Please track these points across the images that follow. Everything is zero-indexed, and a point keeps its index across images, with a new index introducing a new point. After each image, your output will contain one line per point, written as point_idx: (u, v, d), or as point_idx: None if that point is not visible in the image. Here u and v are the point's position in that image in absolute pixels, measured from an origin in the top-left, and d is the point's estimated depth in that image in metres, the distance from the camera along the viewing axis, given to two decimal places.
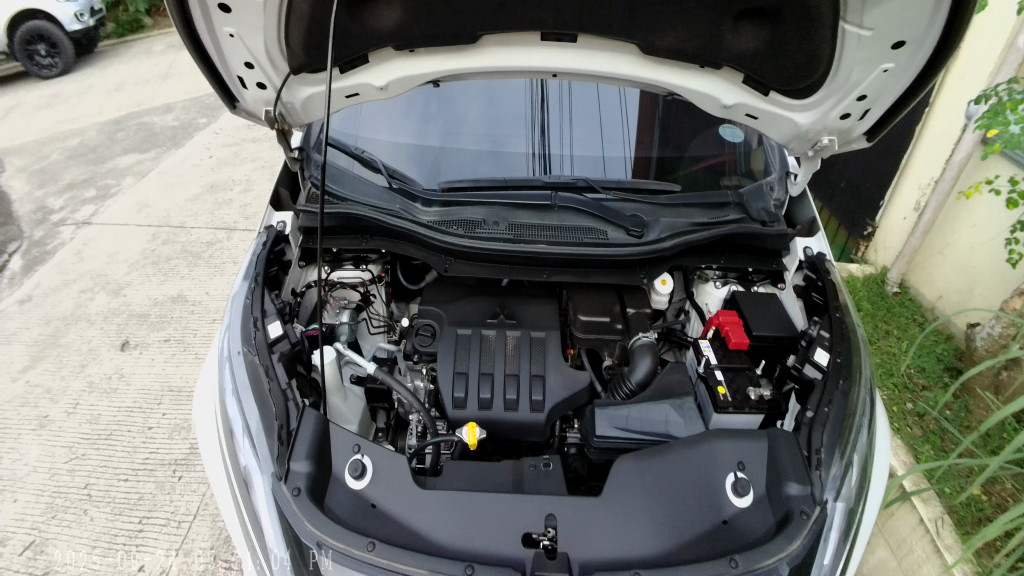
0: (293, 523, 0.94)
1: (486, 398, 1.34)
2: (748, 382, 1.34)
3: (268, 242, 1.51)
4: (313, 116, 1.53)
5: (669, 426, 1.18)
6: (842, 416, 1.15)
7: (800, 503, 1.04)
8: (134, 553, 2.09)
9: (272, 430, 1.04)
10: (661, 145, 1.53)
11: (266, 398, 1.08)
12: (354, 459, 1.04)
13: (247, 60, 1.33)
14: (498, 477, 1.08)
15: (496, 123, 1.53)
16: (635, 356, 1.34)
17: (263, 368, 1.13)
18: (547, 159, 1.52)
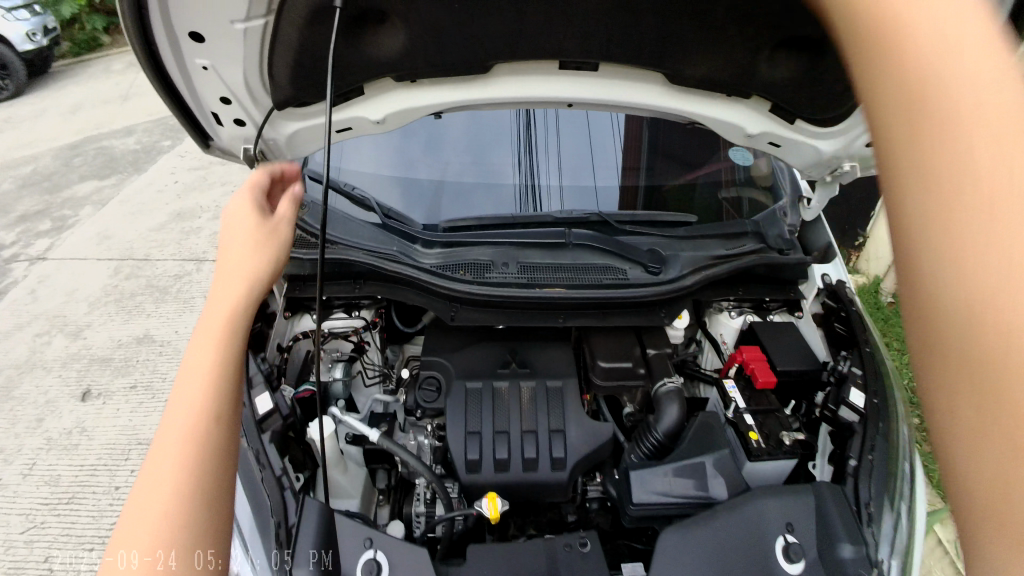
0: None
1: (502, 458, 1.22)
2: (778, 426, 1.23)
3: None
4: (299, 151, 1.39)
5: (710, 487, 1.07)
6: (887, 463, 1.06)
7: (857, 567, 0.93)
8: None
9: (268, 532, 0.94)
10: (664, 173, 1.49)
11: (260, 492, 0.98)
12: (367, 557, 0.91)
13: (223, 95, 1.20)
14: (529, 563, 0.96)
15: (480, 151, 1.45)
16: (660, 403, 1.24)
17: (253, 453, 1.03)
18: (535, 190, 1.46)
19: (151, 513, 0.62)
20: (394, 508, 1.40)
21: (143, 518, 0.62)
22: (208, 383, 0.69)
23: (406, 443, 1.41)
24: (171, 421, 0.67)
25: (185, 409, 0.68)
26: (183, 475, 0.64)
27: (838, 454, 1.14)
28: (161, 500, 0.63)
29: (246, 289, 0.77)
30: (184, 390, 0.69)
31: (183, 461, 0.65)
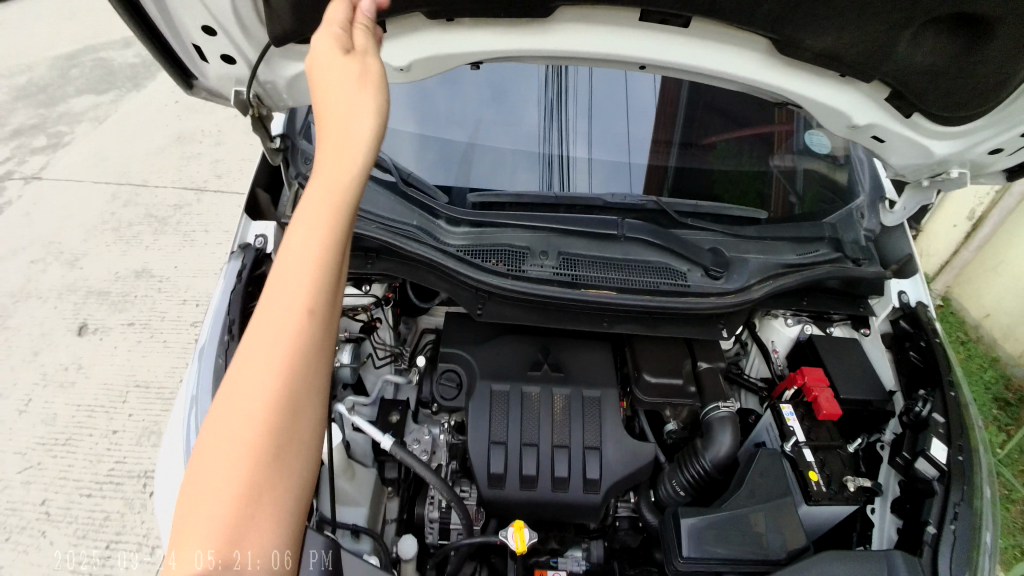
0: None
1: (530, 474, 1.04)
2: (842, 466, 1.03)
3: (243, 277, 1.31)
4: (301, 99, 1.15)
5: (766, 543, 0.91)
6: (971, 533, 0.94)
7: None
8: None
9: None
10: (716, 155, 1.30)
11: None
12: None
13: (205, 23, 0.96)
14: None
15: (501, 108, 1.26)
16: (712, 428, 1.05)
17: None
18: (568, 162, 1.26)
19: (199, 506, 0.48)
20: (406, 501, 1.21)
21: (191, 507, 0.48)
22: (277, 341, 0.52)
23: (419, 438, 1.25)
24: (237, 380, 0.51)
25: (256, 368, 0.51)
26: (246, 457, 0.49)
27: (910, 509, 1.03)
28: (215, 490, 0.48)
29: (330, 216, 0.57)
30: (254, 343, 0.52)
31: (247, 440, 0.50)
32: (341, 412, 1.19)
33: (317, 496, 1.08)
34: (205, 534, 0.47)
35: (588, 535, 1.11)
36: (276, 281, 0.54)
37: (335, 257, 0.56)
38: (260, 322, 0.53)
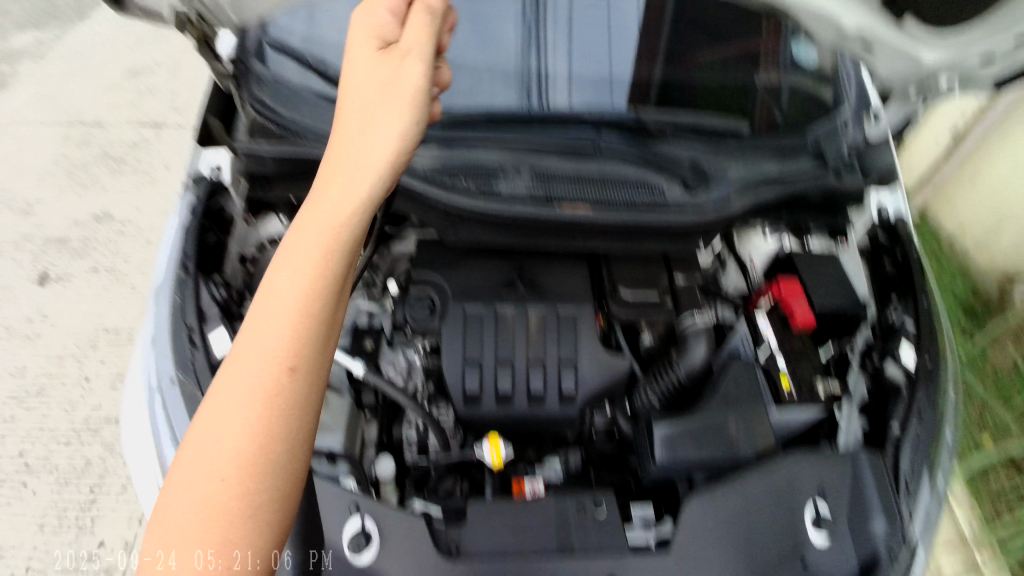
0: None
1: (505, 390, 1.04)
2: (812, 370, 1.04)
3: (197, 211, 1.24)
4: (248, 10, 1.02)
5: (736, 444, 0.94)
6: (933, 436, 0.99)
7: (888, 543, 0.86)
8: (89, 526, 1.89)
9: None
10: (710, 65, 1.22)
11: None
12: (354, 525, 0.83)
13: None
14: (536, 527, 0.86)
15: (481, 19, 1.17)
16: (687, 340, 1.04)
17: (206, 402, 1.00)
18: (546, 78, 1.19)
19: (201, 510, 0.63)
20: (386, 426, 1.16)
21: (195, 510, 0.63)
22: (263, 387, 0.66)
23: (394, 363, 1.23)
24: (230, 410, 0.66)
25: (242, 403, 0.65)
26: (237, 477, 0.64)
27: (875, 411, 1.05)
28: (214, 499, 0.63)
29: (313, 288, 0.68)
30: (243, 380, 0.66)
31: (236, 463, 0.64)
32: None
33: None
34: (204, 533, 0.63)
35: (566, 446, 1.10)
36: (259, 335, 0.67)
37: (312, 326, 0.68)
38: (247, 367, 0.66)
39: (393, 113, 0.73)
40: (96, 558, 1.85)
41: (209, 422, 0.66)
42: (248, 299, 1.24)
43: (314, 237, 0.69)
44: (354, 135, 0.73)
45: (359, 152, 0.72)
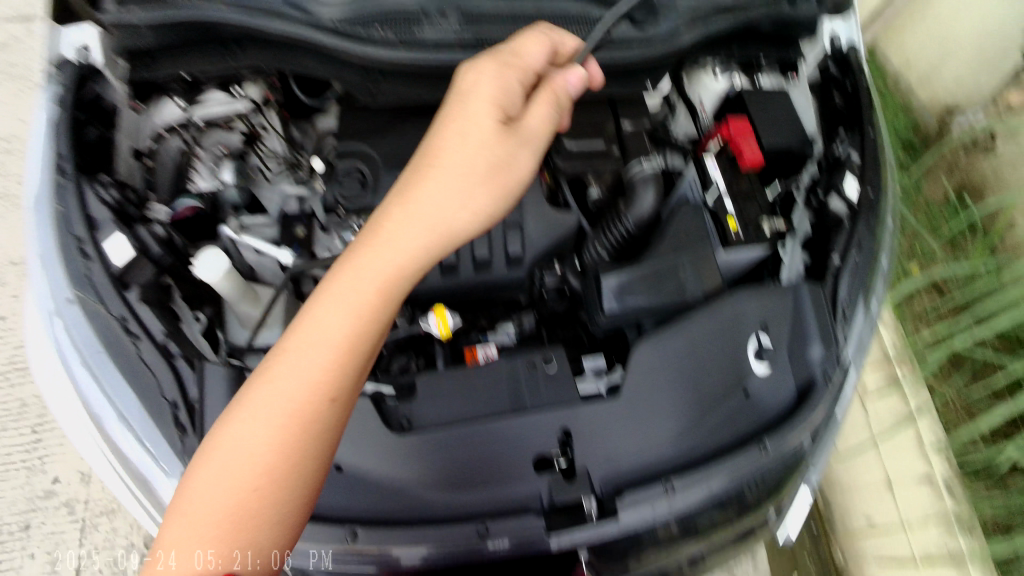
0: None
1: (450, 260, 0.98)
2: (758, 211, 1.03)
3: (64, 103, 1.02)
4: None
5: (685, 286, 0.94)
6: (870, 262, 1.03)
7: (823, 367, 0.89)
8: (41, 465, 1.39)
9: (161, 409, 0.82)
10: None
11: (141, 366, 0.84)
12: None
13: None
14: (485, 393, 0.79)
15: None
16: (635, 190, 1.00)
17: (115, 320, 0.86)
18: None
19: (223, 519, 0.64)
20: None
21: (218, 519, 0.64)
22: (298, 405, 0.66)
23: (330, 247, 1.09)
24: (263, 430, 0.65)
25: (274, 426, 0.65)
26: (267, 498, 0.65)
27: (819, 245, 1.06)
28: (240, 511, 0.64)
29: (366, 323, 0.69)
30: (277, 405, 0.66)
31: (266, 482, 0.65)
32: (228, 236, 1.06)
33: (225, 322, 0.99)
34: (225, 540, 0.64)
35: (519, 310, 1.06)
36: (306, 354, 0.67)
37: (354, 360, 0.69)
38: (288, 384, 0.66)
39: (485, 169, 0.76)
40: (55, 494, 1.36)
41: (235, 435, 0.66)
42: (151, 198, 1.07)
43: (380, 277, 0.70)
44: (447, 176, 0.75)
45: (439, 211, 0.73)
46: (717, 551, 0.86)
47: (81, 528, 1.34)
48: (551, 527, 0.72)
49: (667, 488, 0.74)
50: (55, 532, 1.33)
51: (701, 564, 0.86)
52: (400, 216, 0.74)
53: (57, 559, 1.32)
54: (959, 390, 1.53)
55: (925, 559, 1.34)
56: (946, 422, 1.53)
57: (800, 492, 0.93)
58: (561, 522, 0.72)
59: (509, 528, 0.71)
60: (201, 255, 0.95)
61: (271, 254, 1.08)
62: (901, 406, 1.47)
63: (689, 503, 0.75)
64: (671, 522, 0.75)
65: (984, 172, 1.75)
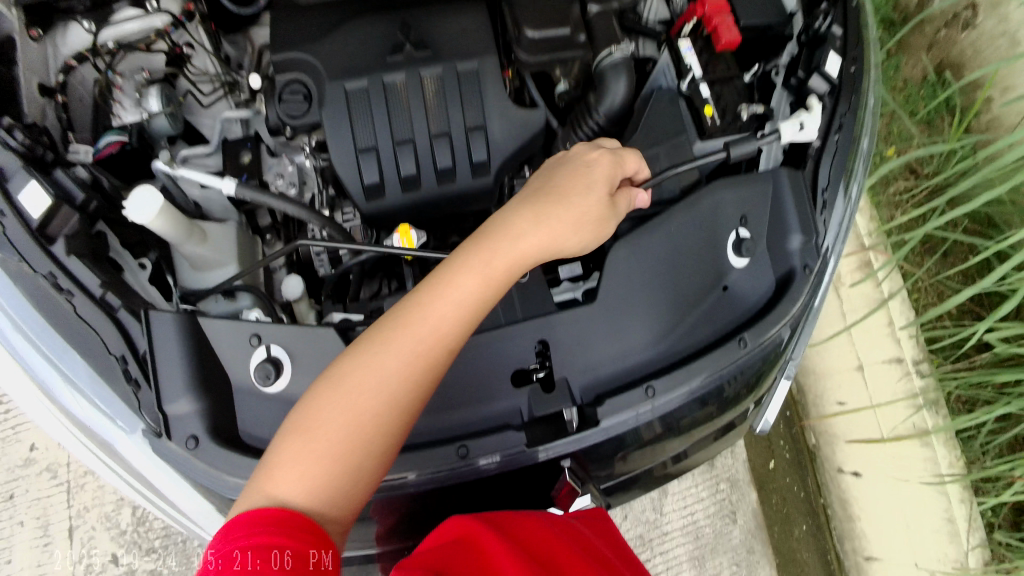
0: (202, 482, 0.67)
1: (410, 175, 0.82)
2: (736, 97, 0.97)
3: None
4: None
5: (659, 183, 0.88)
6: (850, 144, 0.97)
7: (803, 257, 0.86)
8: (13, 428, 1.25)
9: (111, 368, 0.68)
10: None
11: (78, 331, 0.70)
12: (259, 358, 0.68)
13: None
14: None
15: None
16: (605, 80, 0.91)
17: (45, 282, 0.70)
18: None
19: (333, 449, 0.59)
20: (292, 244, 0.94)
21: (329, 449, 0.58)
22: (410, 356, 0.62)
23: (280, 172, 0.90)
24: (394, 366, 0.62)
25: (405, 366, 0.62)
26: (380, 440, 0.61)
27: None
28: (353, 447, 0.59)
29: (485, 288, 0.66)
30: (410, 346, 0.63)
31: (385, 424, 0.61)
32: (163, 171, 0.85)
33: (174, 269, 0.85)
34: (329, 474, 0.58)
35: None
36: (428, 308, 0.64)
37: (467, 328, 0.65)
38: (406, 333, 0.63)
39: (598, 217, 0.71)
40: (34, 461, 1.23)
41: (366, 365, 0.61)
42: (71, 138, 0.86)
43: (503, 248, 0.67)
44: (572, 205, 0.70)
45: (558, 233, 0.69)
46: (698, 446, 0.87)
47: (66, 490, 1.23)
48: (531, 439, 0.69)
49: (648, 390, 0.72)
50: (40, 497, 1.22)
51: (684, 460, 0.88)
52: (529, 211, 0.69)
53: (48, 522, 1.22)
54: (930, 272, 1.55)
55: (893, 433, 1.42)
56: (916, 303, 1.56)
57: (779, 384, 0.94)
58: (542, 432, 0.70)
59: (490, 445, 0.68)
60: (131, 194, 0.74)
61: (214, 186, 0.83)
62: (873, 291, 1.50)
63: (670, 402, 0.74)
64: (654, 421, 0.75)
65: (964, 49, 1.62)
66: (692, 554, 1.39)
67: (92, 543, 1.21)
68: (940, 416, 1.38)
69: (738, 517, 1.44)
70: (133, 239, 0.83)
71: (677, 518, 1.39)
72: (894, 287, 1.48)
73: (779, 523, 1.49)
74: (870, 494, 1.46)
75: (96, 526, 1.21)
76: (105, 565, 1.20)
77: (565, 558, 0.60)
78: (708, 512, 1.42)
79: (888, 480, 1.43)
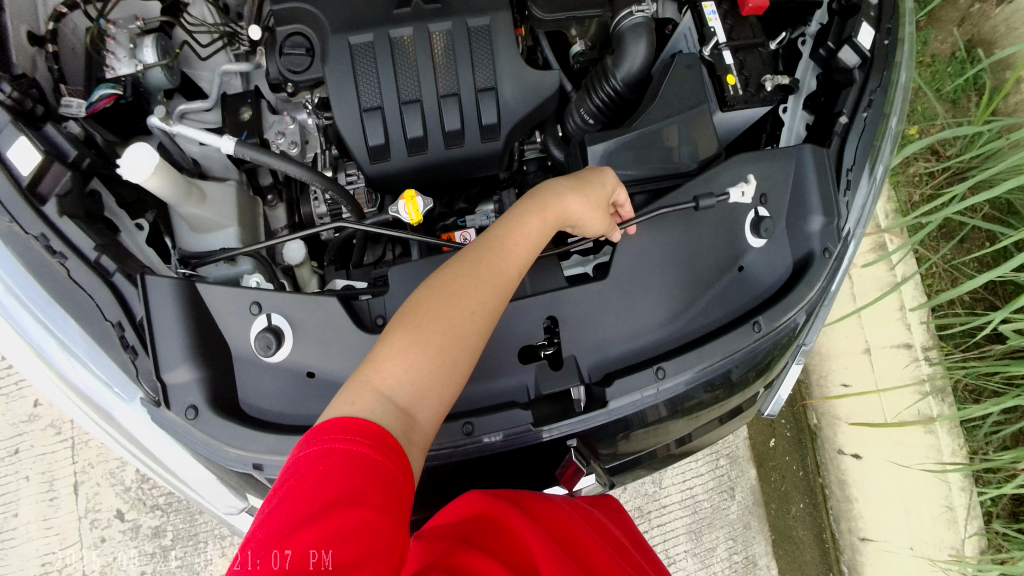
0: (204, 453, 0.65)
1: (417, 138, 0.78)
2: (761, 65, 0.93)
3: None
4: None
5: (677, 153, 0.84)
6: (879, 122, 0.92)
7: (822, 240, 0.82)
8: (17, 382, 1.25)
9: (107, 334, 0.66)
10: None
11: (75, 294, 0.66)
12: (260, 328, 0.65)
13: None
14: None
15: None
16: (623, 42, 0.84)
17: (35, 243, 0.67)
18: None
19: (436, 351, 0.55)
20: (295, 206, 0.92)
21: (435, 347, 0.55)
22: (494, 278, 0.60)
23: (282, 131, 0.86)
24: (488, 280, 0.59)
25: (495, 280, 0.60)
26: (475, 351, 0.57)
27: (824, 103, 0.96)
28: (455, 349, 0.56)
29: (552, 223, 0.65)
30: (501, 264, 0.61)
31: (481, 335, 0.58)
32: (158, 128, 0.80)
33: (171, 230, 0.82)
34: (433, 374, 0.54)
35: (499, 188, 0.93)
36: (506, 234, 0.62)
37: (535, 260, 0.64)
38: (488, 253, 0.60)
39: (607, 212, 0.70)
40: (38, 417, 1.23)
41: (465, 273, 0.59)
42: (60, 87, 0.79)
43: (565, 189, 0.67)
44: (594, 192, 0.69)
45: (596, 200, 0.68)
46: (703, 430, 0.86)
47: (71, 446, 1.23)
48: (537, 417, 0.67)
49: (658, 372, 0.70)
50: (43, 451, 1.23)
51: (688, 443, 0.87)
52: (571, 181, 0.68)
53: (54, 477, 1.22)
54: (945, 258, 1.50)
55: (897, 418, 1.40)
56: (928, 288, 1.51)
57: (790, 368, 0.92)
58: (547, 410, 0.69)
59: (498, 421, 0.66)
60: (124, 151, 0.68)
61: (212, 144, 0.78)
62: (886, 275, 1.47)
63: (677, 386, 0.72)
64: (660, 404, 0.73)
65: (996, 26, 1.54)
66: (690, 527, 1.39)
67: (97, 498, 1.21)
68: (945, 403, 1.35)
69: (736, 493, 1.44)
70: (131, 197, 0.80)
71: (675, 492, 1.39)
72: (908, 271, 1.44)
73: (777, 500, 1.49)
74: (869, 477, 1.46)
75: (101, 482, 1.22)
76: (110, 520, 1.21)
77: (585, 543, 0.58)
78: (707, 487, 1.42)
79: (888, 464, 1.42)
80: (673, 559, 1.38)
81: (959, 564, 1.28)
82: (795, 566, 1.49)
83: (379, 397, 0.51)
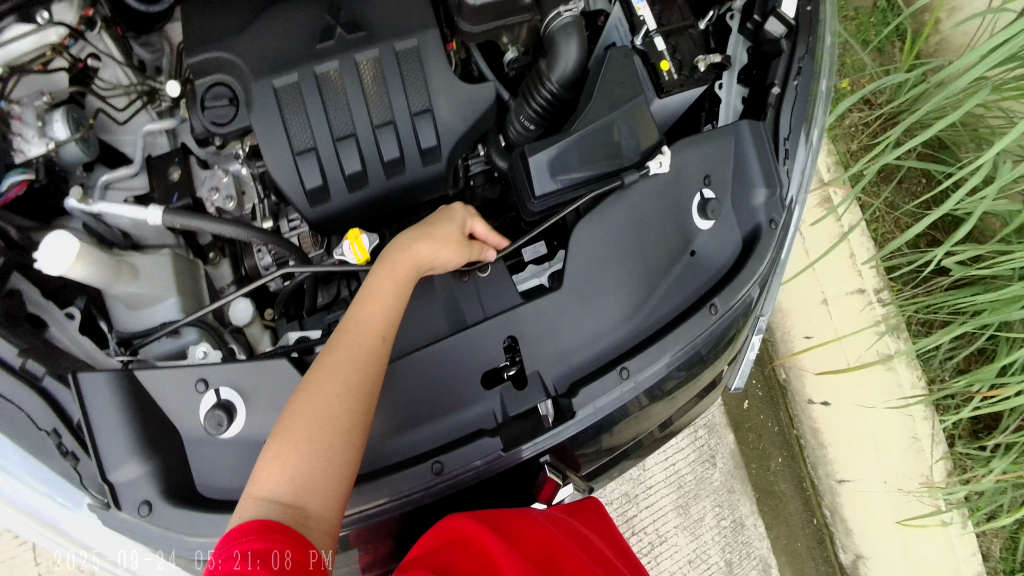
0: (163, 544, 0.64)
1: (356, 171, 0.77)
2: (692, 48, 0.94)
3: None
4: None
5: (621, 147, 0.84)
6: (810, 88, 0.96)
7: (768, 212, 0.86)
8: None
9: (44, 445, 0.65)
10: None
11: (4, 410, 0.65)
12: (210, 405, 0.65)
13: None
14: (425, 323, 0.73)
15: None
16: (554, 43, 0.85)
17: None
18: None
19: (308, 440, 0.57)
20: (239, 260, 0.91)
21: (306, 437, 0.57)
22: (348, 350, 0.62)
23: (215, 185, 0.84)
24: (347, 357, 0.62)
25: (354, 353, 0.62)
26: (353, 427, 0.59)
27: (756, 75, 0.99)
28: (327, 434, 0.57)
29: (400, 275, 0.68)
30: (358, 339, 0.63)
31: (354, 410, 0.59)
32: (78, 209, 0.78)
33: (106, 313, 0.80)
34: (310, 461, 0.56)
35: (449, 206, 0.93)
36: (354, 311, 0.65)
37: (393, 312, 0.66)
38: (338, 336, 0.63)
39: (458, 243, 0.72)
40: None
41: (322, 360, 0.62)
42: None
43: (404, 243, 0.70)
44: (440, 230, 0.72)
45: (440, 239, 0.71)
46: (682, 411, 0.89)
47: (31, 548, 1.19)
48: (507, 441, 0.69)
49: (623, 372, 0.72)
50: (2, 555, 1.18)
51: (671, 425, 0.90)
52: (413, 232, 0.71)
53: None
54: (887, 202, 1.57)
55: (858, 361, 1.47)
56: (876, 233, 1.58)
57: (751, 339, 0.96)
58: (519, 429, 0.70)
59: (463, 456, 0.67)
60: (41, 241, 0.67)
61: (138, 217, 0.76)
62: (834, 227, 1.52)
63: (644, 379, 0.74)
64: (639, 396, 0.75)
65: None
66: (677, 502, 1.45)
67: None
68: (901, 339, 1.45)
69: (718, 460, 1.50)
70: (56, 284, 0.77)
71: (659, 471, 1.44)
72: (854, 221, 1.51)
73: (756, 459, 1.55)
74: (836, 423, 1.52)
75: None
76: None
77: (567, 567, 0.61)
78: (689, 460, 1.47)
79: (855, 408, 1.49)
80: (664, 537, 1.43)
81: (930, 490, 1.38)
82: (780, 519, 1.54)
83: (263, 501, 0.54)
